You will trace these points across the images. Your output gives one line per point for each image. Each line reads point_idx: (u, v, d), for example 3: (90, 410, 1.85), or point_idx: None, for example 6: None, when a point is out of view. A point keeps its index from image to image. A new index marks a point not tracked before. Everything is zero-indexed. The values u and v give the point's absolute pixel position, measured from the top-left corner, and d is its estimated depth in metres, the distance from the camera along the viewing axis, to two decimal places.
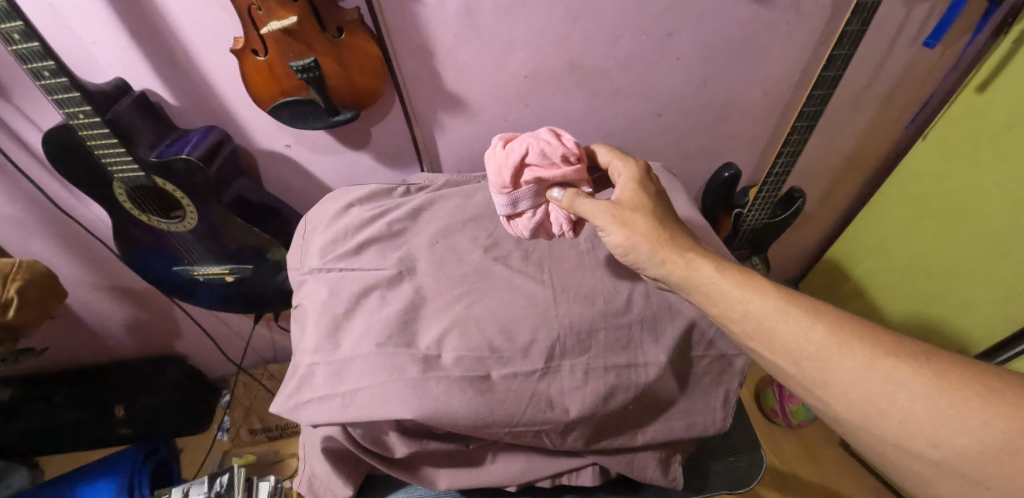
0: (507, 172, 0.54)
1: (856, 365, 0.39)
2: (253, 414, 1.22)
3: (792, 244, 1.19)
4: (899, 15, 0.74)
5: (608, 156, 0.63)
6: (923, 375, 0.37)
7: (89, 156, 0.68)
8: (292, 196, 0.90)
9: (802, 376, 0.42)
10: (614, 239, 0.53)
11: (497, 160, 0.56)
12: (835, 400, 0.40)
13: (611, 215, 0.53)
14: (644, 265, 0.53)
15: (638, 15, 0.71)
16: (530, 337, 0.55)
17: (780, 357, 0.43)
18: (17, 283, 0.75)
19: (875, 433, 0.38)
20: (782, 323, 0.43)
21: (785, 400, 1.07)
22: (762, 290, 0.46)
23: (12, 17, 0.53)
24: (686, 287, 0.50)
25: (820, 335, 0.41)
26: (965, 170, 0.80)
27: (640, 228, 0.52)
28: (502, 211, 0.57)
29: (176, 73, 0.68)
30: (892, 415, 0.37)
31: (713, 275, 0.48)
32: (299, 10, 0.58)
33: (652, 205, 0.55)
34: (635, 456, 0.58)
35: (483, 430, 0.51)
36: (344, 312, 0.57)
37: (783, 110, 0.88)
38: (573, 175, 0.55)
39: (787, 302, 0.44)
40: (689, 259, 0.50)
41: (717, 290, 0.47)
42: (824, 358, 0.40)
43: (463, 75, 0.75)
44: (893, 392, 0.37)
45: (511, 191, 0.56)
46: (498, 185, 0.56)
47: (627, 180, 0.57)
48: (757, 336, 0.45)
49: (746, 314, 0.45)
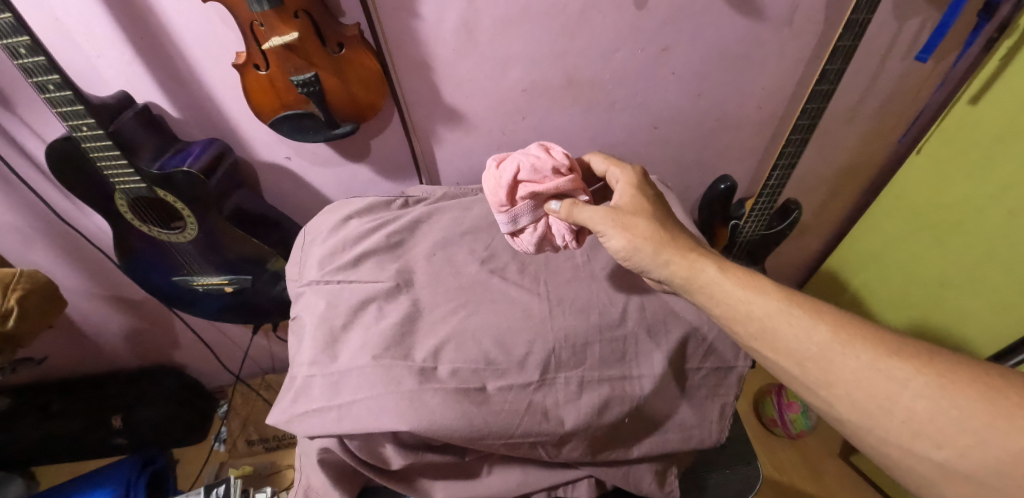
0: (503, 191, 0.56)
1: (860, 364, 0.40)
2: (251, 425, 1.23)
3: (788, 254, 1.20)
4: (890, 30, 0.76)
5: (604, 164, 0.64)
6: (926, 374, 0.37)
7: (92, 167, 0.69)
8: (291, 207, 0.90)
9: (804, 377, 0.42)
10: (616, 244, 0.54)
11: (492, 181, 0.58)
12: (838, 400, 0.40)
13: (612, 220, 0.54)
14: (647, 267, 0.53)
15: (633, 31, 0.73)
16: (525, 349, 0.55)
17: (782, 357, 0.44)
18: (17, 292, 0.76)
19: (877, 433, 0.39)
20: (785, 323, 0.44)
21: (784, 408, 1.09)
22: (764, 291, 0.46)
23: (19, 31, 0.53)
24: (691, 288, 0.50)
25: (823, 334, 0.42)
26: (958, 181, 0.81)
27: (642, 231, 0.53)
28: (503, 228, 0.58)
29: (179, 87, 0.69)
30: (896, 415, 0.37)
31: (716, 275, 0.49)
32: (300, 26, 0.59)
33: (654, 208, 0.56)
34: (631, 469, 0.57)
35: (479, 441, 0.51)
36: (342, 324, 0.58)
37: (777, 123, 0.90)
38: (568, 185, 0.56)
39: (790, 303, 0.45)
40: (691, 259, 0.50)
41: (720, 290, 0.48)
42: (827, 358, 0.41)
43: (462, 90, 0.76)
44: (897, 392, 0.38)
45: (510, 208, 0.57)
46: (496, 204, 0.58)
47: (625, 185, 0.59)
48: (760, 336, 0.45)
49: (750, 315, 0.46)
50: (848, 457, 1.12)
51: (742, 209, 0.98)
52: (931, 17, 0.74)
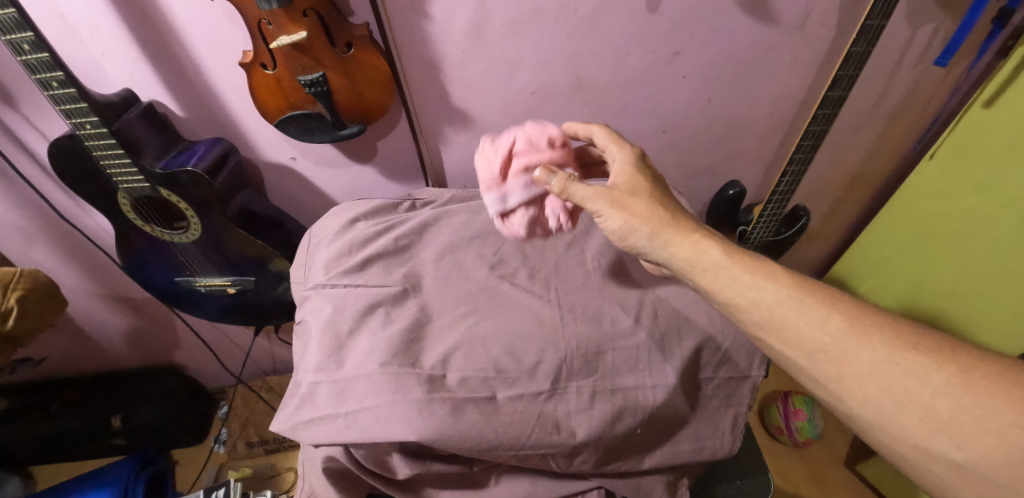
0: (498, 162, 0.56)
1: (875, 357, 0.39)
2: (252, 426, 1.20)
3: (794, 260, 1.19)
4: (903, 36, 0.75)
5: (605, 140, 0.61)
6: (948, 371, 0.36)
7: (95, 166, 0.67)
8: (296, 208, 0.90)
9: (815, 370, 0.41)
10: (612, 224, 0.53)
11: (486, 156, 0.58)
12: (851, 396, 0.39)
13: (607, 199, 0.52)
14: (645, 249, 0.52)
15: (645, 35, 0.72)
16: (536, 357, 0.54)
17: (791, 348, 0.43)
18: (17, 292, 0.75)
19: (892, 431, 0.37)
20: (795, 311, 0.43)
21: (791, 416, 1.07)
22: (772, 277, 0.45)
23: (22, 27, 0.52)
24: (692, 271, 0.49)
25: (837, 325, 0.41)
26: (969, 186, 0.80)
27: (637, 211, 0.52)
28: (496, 206, 0.57)
29: (186, 86, 0.68)
30: (914, 412, 0.36)
31: (720, 259, 0.47)
32: (309, 24, 0.58)
33: (653, 187, 0.54)
34: (642, 480, 0.56)
35: (488, 453, 0.50)
36: (349, 330, 0.56)
37: (788, 128, 0.89)
38: (561, 158, 0.58)
39: (801, 290, 0.44)
40: (693, 242, 0.49)
41: (724, 274, 0.47)
42: (840, 350, 0.40)
43: (470, 91, 0.76)
44: (916, 388, 0.37)
45: (503, 182, 0.56)
46: (489, 178, 0.57)
47: (621, 163, 0.57)
48: (767, 323, 0.44)
49: (756, 302, 0.45)
50: (854, 466, 1.12)
51: (750, 215, 0.96)
52: (945, 24, 0.73)
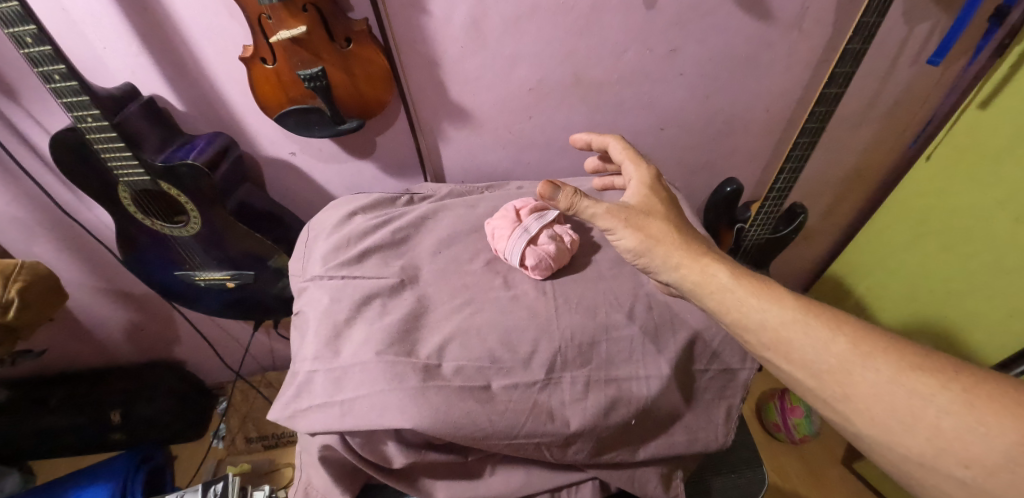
0: (511, 215, 0.65)
1: (880, 378, 0.39)
2: (250, 422, 1.22)
3: (792, 258, 1.20)
4: (900, 33, 0.75)
5: (622, 155, 0.61)
6: (952, 390, 0.37)
7: (96, 159, 0.68)
8: (295, 203, 0.90)
9: (821, 390, 0.42)
10: (627, 243, 0.53)
11: (499, 217, 0.66)
12: (857, 415, 0.40)
13: (622, 219, 0.53)
14: (656, 269, 0.53)
15: (642, 31, 0.72)
16: (531, 348, 0.55)
17: (798, 369, 0.43)
18: (18, 284, 0.75)
19: (900, 451, 0.38)
20: (802, 334, 0.43)
21: (788, 413, 1.07)
22: (780, 300, 0.45)
23: (25, 21, 0.53)
24: (701, 293, 0.50)
25: (843, 347, 0.41)
26: (965, 190, 0.80)
27: (653, 233, 0.52)
28: (522, 239, 0.61)
29: (186, 80, 0.69)
30: (920, 432, 0.37)
31: (729, 282, 0.48)
32: (309, 20, 0.59)
33: (667, 210, 0.55)
34: (636, 472, 0.56)
35: (482, 441, 0.50)
36: (345, 320, 0.57)
37: (785, 126, 0.89)
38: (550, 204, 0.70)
39: (807, 313, 0.44)
40: (703, 264, 0.50)
41: (733, 297, 0.47)
42: (846, 371, 0.40)
43: (469, 88, 0.76)
44: (922, 407, 0.37)
45: (520, 223, 0.63)
46: (509, 225, 0.63)
47: (638, 184, 0.57)
48: (774, 346, 0.44)
49: (764, 325, 0.45)
50: (850, 464, 1.12)
51: (748, 213, 0.96)
52: (942, 21, 0.74)
